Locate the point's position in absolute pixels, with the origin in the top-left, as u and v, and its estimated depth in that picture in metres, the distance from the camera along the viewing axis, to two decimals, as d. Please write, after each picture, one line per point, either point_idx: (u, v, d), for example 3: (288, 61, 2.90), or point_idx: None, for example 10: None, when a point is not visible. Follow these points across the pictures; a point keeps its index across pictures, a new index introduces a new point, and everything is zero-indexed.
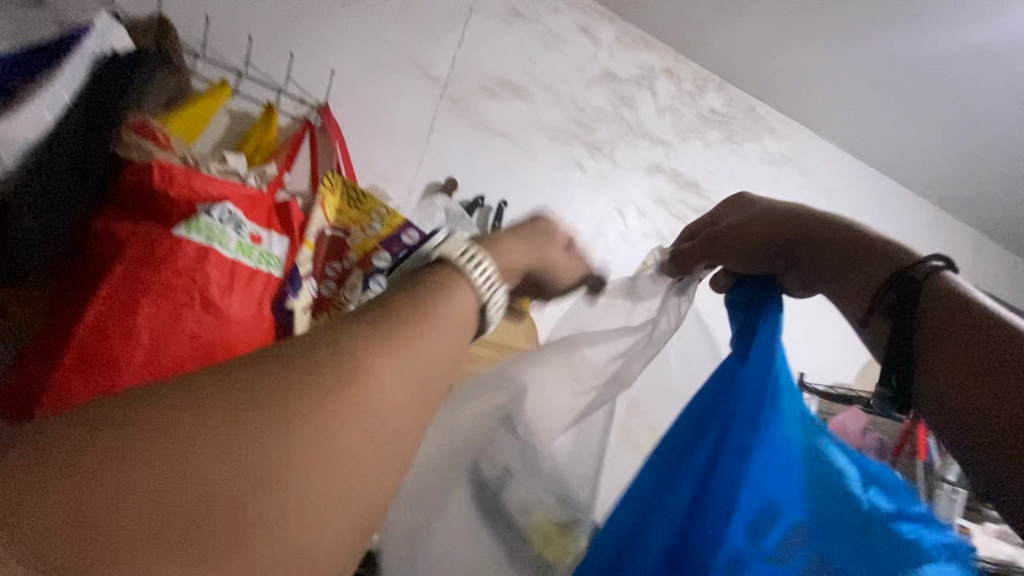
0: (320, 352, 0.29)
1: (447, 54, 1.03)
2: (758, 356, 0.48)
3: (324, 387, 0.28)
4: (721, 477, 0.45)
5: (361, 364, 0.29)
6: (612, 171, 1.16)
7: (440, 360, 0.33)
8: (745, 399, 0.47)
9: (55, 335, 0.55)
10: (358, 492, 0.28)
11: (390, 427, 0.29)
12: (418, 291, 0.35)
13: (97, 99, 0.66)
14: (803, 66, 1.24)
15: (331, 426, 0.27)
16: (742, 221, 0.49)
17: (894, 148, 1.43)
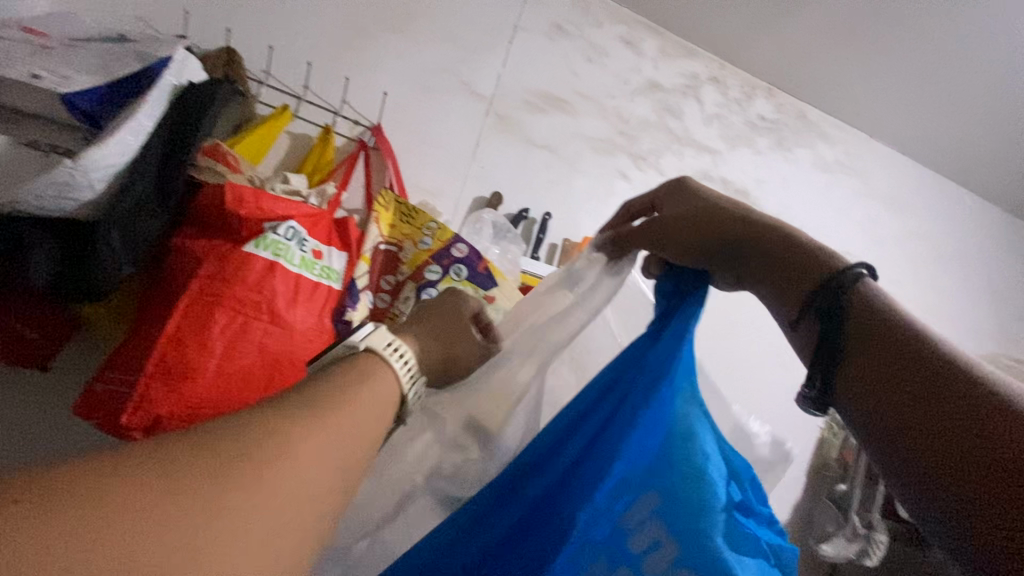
0: (240, 432, 0.33)
1: (493, 72, 1.06)
2: (666, 349, 0.52)
3: (239, 459, 0.31)
4: (600, 452, 0.50)
5: (280, 439, 0.34)
6: (657, 181, 1.15)
7: (347, 438, 0.39)
8: (643, 390, 0.51)
9: (138, 344, 0.60)
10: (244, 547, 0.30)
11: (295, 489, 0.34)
12: (347, 376, 0.43)
13: (176, 126, 0.71)
14: (856, 70, 1.20)
15: (240, 497, 0.30)
16: (682, 215, 0.52)
17: (958, 149, 1.36)
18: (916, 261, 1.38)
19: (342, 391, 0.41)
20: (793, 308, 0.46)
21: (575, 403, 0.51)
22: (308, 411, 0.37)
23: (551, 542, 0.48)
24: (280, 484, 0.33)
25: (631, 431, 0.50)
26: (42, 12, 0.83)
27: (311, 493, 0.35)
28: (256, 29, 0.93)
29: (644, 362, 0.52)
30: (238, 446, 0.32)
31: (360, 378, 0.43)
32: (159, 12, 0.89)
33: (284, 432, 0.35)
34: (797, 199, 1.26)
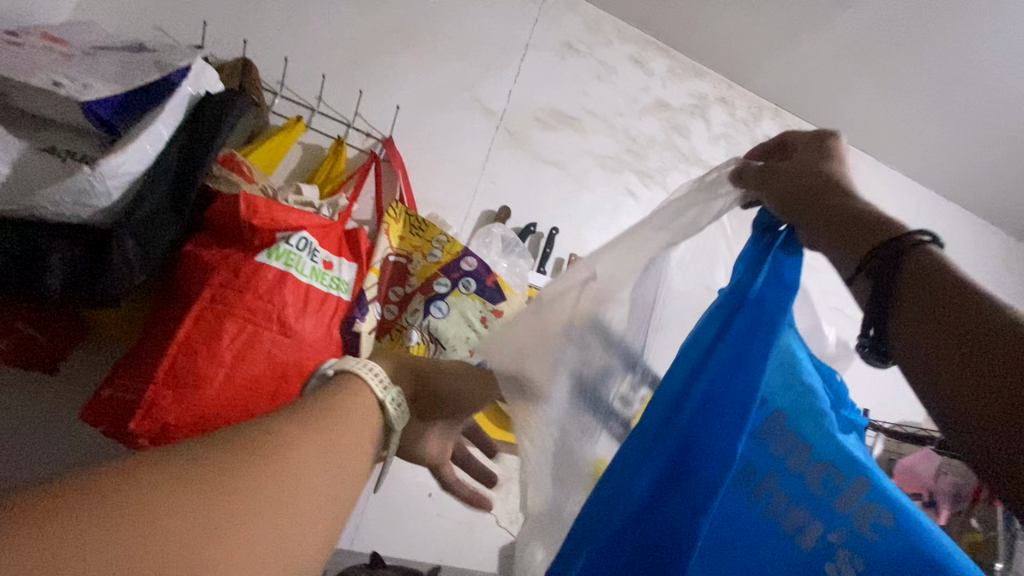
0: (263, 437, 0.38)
1: (504, 88, 1.07)
2: (772, 281, 0.44)
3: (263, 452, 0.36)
4: (739, 387, 0.40)
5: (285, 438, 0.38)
6: (664, 199, 1.16)
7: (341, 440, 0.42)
8: (762, 322, 0.43)
9: (148, 351, 0.61)
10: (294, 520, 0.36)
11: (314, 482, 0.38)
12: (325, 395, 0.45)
13: (192, 136, 0.72)
14: (862, 93, 1.21)
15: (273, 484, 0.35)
16: (796, 164, 0.43)
17: (961, 175, 1.37)
18: None
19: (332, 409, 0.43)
20: (848, 265, 0.35)
21: (689, 348, 0.43)
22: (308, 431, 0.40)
23: (702, 485, 0.38)
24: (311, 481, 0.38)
25: (761, 364, 0.41)
26: (63, 20, 0.85)
27: (338, 484, 0.40)
28: (273, 41, 0.94)
29: (751, 295, 0.44)
30: (239, 464, 0.35)
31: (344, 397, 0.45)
32: (177, 23, 0.91)
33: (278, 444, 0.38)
34: None
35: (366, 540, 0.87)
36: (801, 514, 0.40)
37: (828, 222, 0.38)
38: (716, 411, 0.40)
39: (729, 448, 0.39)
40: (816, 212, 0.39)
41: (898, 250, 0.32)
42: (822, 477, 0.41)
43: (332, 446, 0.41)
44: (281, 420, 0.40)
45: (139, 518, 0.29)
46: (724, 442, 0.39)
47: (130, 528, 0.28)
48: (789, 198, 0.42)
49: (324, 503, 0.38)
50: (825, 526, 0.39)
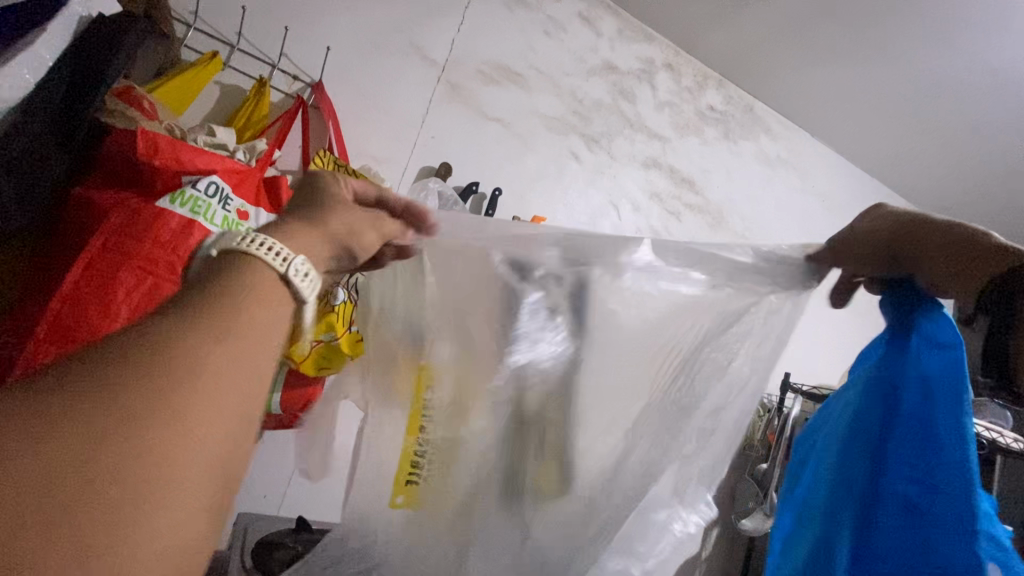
0: (133, 355, 0.25)
1: (446, 38, 1.01)
2: (924, 347, 0.44)
3: (140, 380, 0.24)
4: (942, 486, 0.41)
5: (164, 357, 0.25)
6: (608, 164, 1.15)
7: (265, 333, 0.30)
8: (932, 403, 0.43)
9: (31, 305, 0.53)
10: (182, 503, 0.24)
11: (234, 411, 0.27)
12: (228, 279, 0.30)
13: (81, 60, 0.63)
14: (801, 67, 1.24)
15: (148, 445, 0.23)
16: (864, 234, 0.45)
17: (883, 154, 1.45)
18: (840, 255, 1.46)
19: (232, 295, 0.29)
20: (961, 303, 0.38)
21: (863, 425, 0.45)
22: (176, 412, 0.24)
23: None
24: (199, 427, 0.25)
25: (956, 450, 0.41)
26: None
27: (248, 403, 0.28)
28: None
29: (915, 368, 0.44)
30: (41, 502, 0.20)
31: (240, 322, 0.29)
32: None
33: (158, 362, 0.25)
34: (740, 191, 1.29)
35: (292, 505, 0.83)
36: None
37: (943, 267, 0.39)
38: (922, 519, 0.40)
39: (970, 552, 0.38)
40: (924, 259, 0.41)
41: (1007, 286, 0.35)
42: None
43: (248, 353, 0.29)
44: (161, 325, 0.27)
45: None
46: (958, 549, 0.39)
47: None
48: (877, 260, 0.45)
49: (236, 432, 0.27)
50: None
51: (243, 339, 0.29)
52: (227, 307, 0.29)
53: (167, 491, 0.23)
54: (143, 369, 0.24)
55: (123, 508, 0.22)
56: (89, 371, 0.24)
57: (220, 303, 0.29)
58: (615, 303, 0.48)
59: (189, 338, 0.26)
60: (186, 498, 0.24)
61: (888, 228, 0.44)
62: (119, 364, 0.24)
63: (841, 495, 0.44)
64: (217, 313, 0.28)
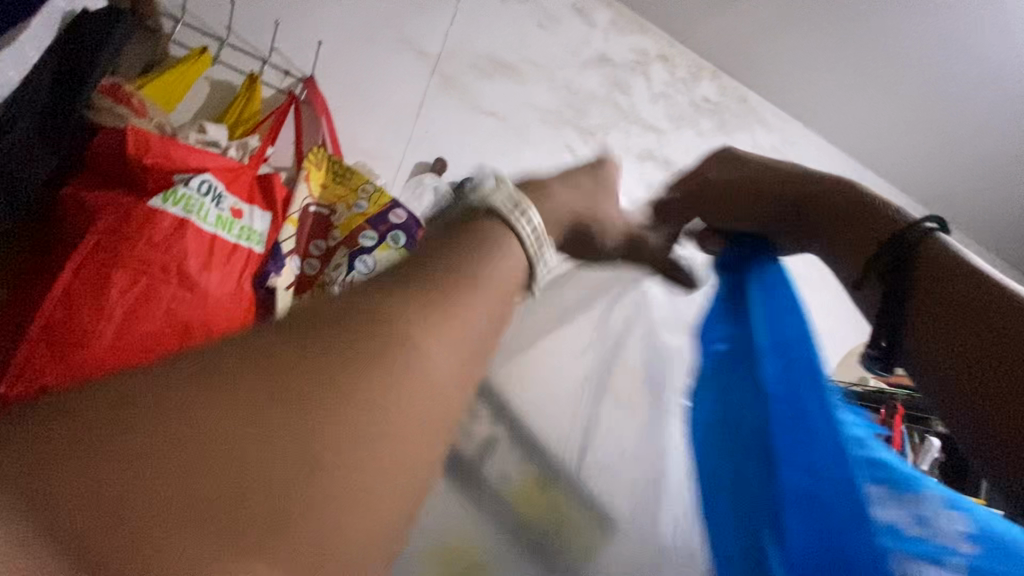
0: (352, 327, 0.28)
1: (439, 31, 1.00)
2: (769, 330, 0.48)
3: (365, 358, 0.27)
4: (816, 451, 0.42)
5: (395, 333, 0.28)
6: (603, 157, 1.14)
7: (473, 334, 0.32)
8: (794, 378, 0.45)
9: (21, 307, 0.52)
10: (382, 485, 0.25)
11: (438, 401, 0.29)
12: (445, 261, 0.34)
13: (68, 57, 0.62)
14: (796, 55, 1.23)
15: (362, 420, 0.25)
16: (729, 182, 0.52)
17: (877, 145, 1.44)
18: None
19: (440, 284, 0.32)
20: (858, 265, 0.46)
21: (729, 417, 0.47)
22: (376, 393, 0.26)
23: None
24: (413, 413, 0.27)
25: (823, 418, 0.43)
26: None
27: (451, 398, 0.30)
28: None
29: (757, 348, 0.48)
30: (254, 451, 0.23)
31: (458, 305, 0.32)
32: None
33: (391, 342, 0.28)
34: None
35: None
36: (953, 521, 0.39)
37: (827, 223, 0.49)
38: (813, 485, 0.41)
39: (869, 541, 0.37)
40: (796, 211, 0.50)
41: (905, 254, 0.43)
42: (954, 542, 0.38)
43: (455, 345, 0.31)
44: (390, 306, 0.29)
45: (84, 478, 0.20)
46: (859, 540, 0.37)
47: (161, 488, 0.21)
48: (746, 209, 0.52)
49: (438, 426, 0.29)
50: (973, 534, 0.38)
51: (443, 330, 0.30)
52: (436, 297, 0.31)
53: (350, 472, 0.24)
54: (367, 338, 0.28)
55: (321, 471, 0.24)
56: (313, 345, 0.26)
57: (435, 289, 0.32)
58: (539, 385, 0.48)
59: (404, 317, 0.29)
60: (382, 482, 0.25)
61: (785, 200, 0.50)
62: (345, 332, 0.27)
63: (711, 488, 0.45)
64: (431, 297, 0.31)
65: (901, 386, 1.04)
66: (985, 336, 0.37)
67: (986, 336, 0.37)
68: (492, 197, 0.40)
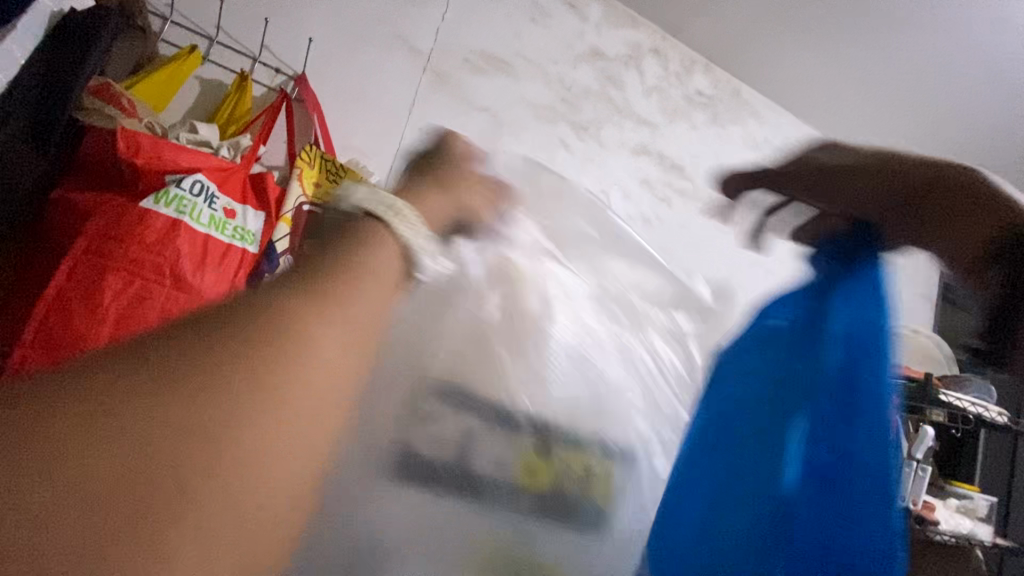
0: (209, 328, 0.20)
1: (431, 27, 1.00)
2: (845, 293, 0.35)
3: (217, 375, 0.19)
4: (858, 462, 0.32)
5: (267, 334, 0.20)
6: (597, 152, 1.14)
7: (382, 326, 0.24)
8: (858, 360, 0.34)
9: (16, 312, 0.52)
10: (240, 550, 0.18)
11: (334, 421, 0.21)
12: (348, 246, 0.25)
13: (55, 59, 0.61)
14: (788, 47, 1.24)
15: (218, 459, 0.18)
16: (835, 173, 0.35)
17: (869, 136, 1.45)
18: None
19: (341, 271, 0.24)
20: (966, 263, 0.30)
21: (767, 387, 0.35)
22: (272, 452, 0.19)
23: None
24: (291, 447, 0.20)
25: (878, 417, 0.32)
26: None
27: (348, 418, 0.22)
28: None
29: (831, 327, 0.34)
30: (41, 518, 0.16)
31: (361, 295, 0.24)
32: None
33: (269, 345, 0.20)
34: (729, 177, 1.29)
35: None
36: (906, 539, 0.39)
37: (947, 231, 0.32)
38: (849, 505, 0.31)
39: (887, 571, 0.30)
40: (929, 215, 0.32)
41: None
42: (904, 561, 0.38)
43: (359, 349, 0.23)
44: (263, 298, 0.21)
45: None
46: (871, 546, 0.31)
47: None
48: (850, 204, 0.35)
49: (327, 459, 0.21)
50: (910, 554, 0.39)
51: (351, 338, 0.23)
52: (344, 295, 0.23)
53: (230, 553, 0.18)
54: (243, 365, 0.19)
55: (143, 537, 0.17)
56: (143, 356, 0.19)
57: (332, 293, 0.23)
58: (532, 364, 0.32)
59: (293, 335, 0.21)
60: (241, 546, 0.18)
61: (908, 180, 0.33)
62: (196, 360, 0.19)
63: (738, 501, 0.32)
64: (321, 288, 0.23)
65: None
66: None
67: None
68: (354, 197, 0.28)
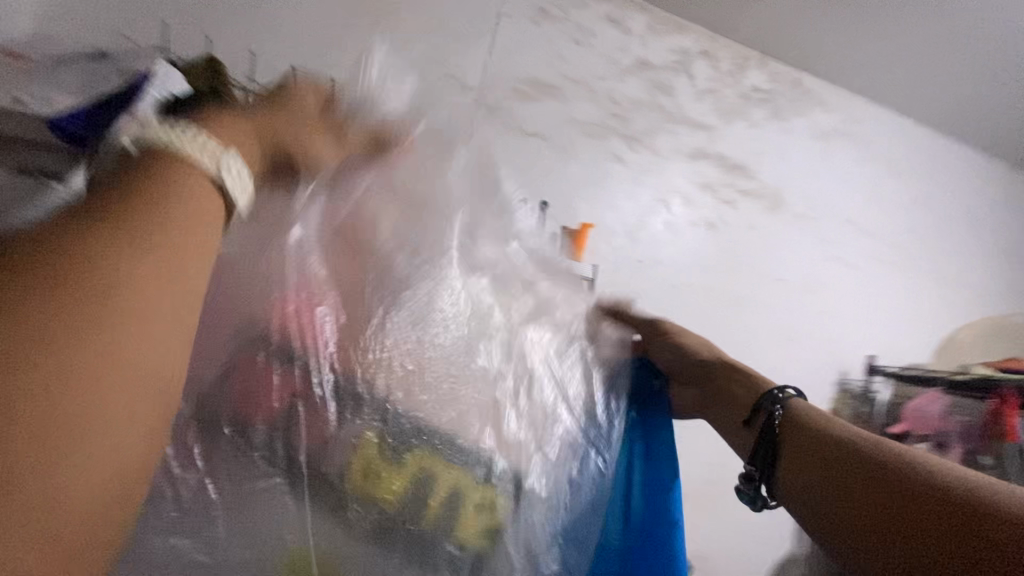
0: (69, 276, 0.31)
1: (481, 62, 1.04)
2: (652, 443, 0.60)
3: (78, 308, 0.30)
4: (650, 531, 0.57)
5: (103, 272, 0.32)
6: (653, 161, 1.13)
7: (193, 250, 0.37)
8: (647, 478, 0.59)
9: None
10: (133, 406, 0.31)
11: (173, 313, 0.34)
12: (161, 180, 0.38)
13: None
14: (848, 30, 1.18)
15: (97, 358, 0.30)
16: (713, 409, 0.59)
17: (953, 110, 1.34)
18: (923, 225, 1.34)
19: (151, 221, 0.35)
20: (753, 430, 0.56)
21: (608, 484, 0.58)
22: (100, 316, 0.31)
23: None
24: (144, 334, 0.32)
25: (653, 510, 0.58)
26: (19, 36, 0.83)
27: (180, 314, 0.35)
28: (237, 35, 0.92)
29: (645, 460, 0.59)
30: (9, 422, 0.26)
31: (166, 232, 0.35)
32: (136, 26, 0.89)
33: (98, 278, 0.32)
34: (797, 170, 1.24)
35: None
36: None
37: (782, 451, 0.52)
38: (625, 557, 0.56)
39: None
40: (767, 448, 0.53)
41: (777, 416, 0.54)
42: None
43: (171, 266, 0.35)
44: (91, 247, 0.33)
45: None
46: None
47: None
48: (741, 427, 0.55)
49: (173, 338, 0.34)
50: None
51: (176, 253, 0.35)
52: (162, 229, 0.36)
53: (106, 418, 0.29)
54: (87, 300, 0.31)
55: (73, 414, 0.28)
56: (17, 307, 0.29)
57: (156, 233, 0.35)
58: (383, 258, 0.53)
59: (102, 246, 0.33)
60: (131, 401, 0.31)
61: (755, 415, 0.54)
62: (56, 299, 0.30)
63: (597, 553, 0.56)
64: (137, 231, 0.34)
65: (1009, 372, 0.90)
66: (931, 519, 0.42)
67: (901, 496, 0.44)
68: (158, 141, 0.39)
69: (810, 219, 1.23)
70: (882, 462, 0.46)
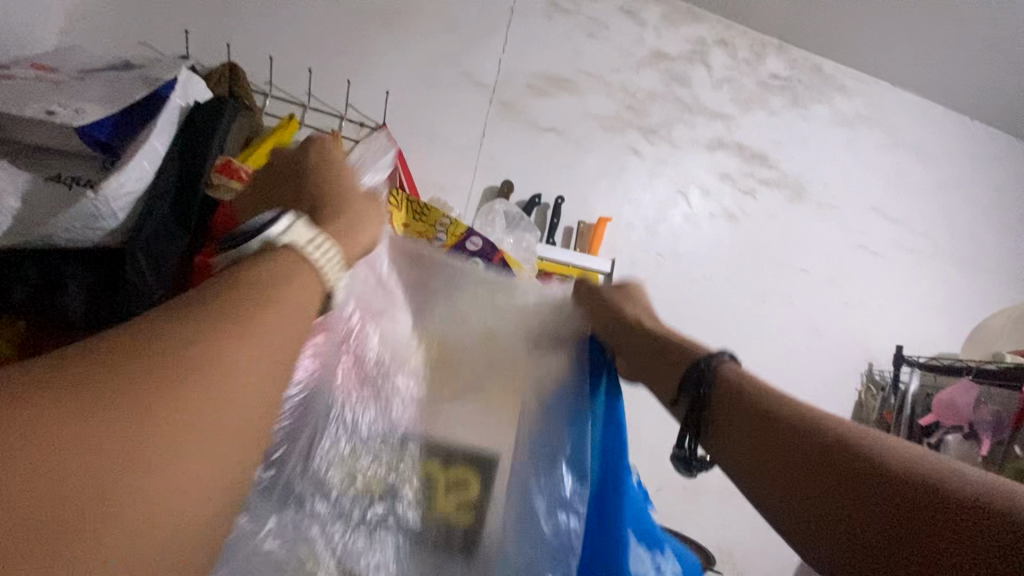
0: (175, 340, 0.28)
1: (495, 60, 1.04)
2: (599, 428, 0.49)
3: (179, 377, 0.27)
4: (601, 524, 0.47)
5: (212, 348, 0.29)
6: (670, 153, 1.12)
7: (291, 340, 0.33)
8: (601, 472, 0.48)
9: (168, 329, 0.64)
10: (195, 496, 0.26)
11: (261, 404, 0.30)
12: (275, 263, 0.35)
13: (189, 147, 0.71)
14: (872, 17, 1.14)
15: (184, 441, 0.26)
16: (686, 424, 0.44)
17: (985, 95, 1.29)
18: (952, 212, 1.30)
19: (260, 296, 0.32)
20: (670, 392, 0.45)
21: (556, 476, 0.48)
22: (201, 394, 0.27)
23: None
24: (235, 423, 0.28)
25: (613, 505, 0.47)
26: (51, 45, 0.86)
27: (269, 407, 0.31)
28: (257, 40, 0.94)
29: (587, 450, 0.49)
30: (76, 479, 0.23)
31: (273, 315, 0.32)
32: (160, 34, 0.91)
33: (207, 353, 0.28)
34: (818, 159, 1.21)
35: None
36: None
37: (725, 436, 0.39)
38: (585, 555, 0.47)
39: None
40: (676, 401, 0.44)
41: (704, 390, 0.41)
42: None
43: (271, 352, 0.31)
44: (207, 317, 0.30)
45: None
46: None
47: None
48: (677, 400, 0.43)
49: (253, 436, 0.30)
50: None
51: (283, 338, 0.32)
52: (243, 318, 0.31)
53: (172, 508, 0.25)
54: (192, 373, 0.27)
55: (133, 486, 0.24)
56: (126, 365, 0.26)
57: (253, 305, 0.31)
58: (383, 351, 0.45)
59: (217, 320, 0.30)
60: (195, 495, 0.26)
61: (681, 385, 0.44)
62: (164, 366, 0.27)
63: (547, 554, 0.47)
64: (244, 304, 0.31)
65: None
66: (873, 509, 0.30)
67: (840, 478, 0.32)
68: (278, 240, 0.36)
69: (834, 209, 1.21)
70: (821, 439, 0.35)
